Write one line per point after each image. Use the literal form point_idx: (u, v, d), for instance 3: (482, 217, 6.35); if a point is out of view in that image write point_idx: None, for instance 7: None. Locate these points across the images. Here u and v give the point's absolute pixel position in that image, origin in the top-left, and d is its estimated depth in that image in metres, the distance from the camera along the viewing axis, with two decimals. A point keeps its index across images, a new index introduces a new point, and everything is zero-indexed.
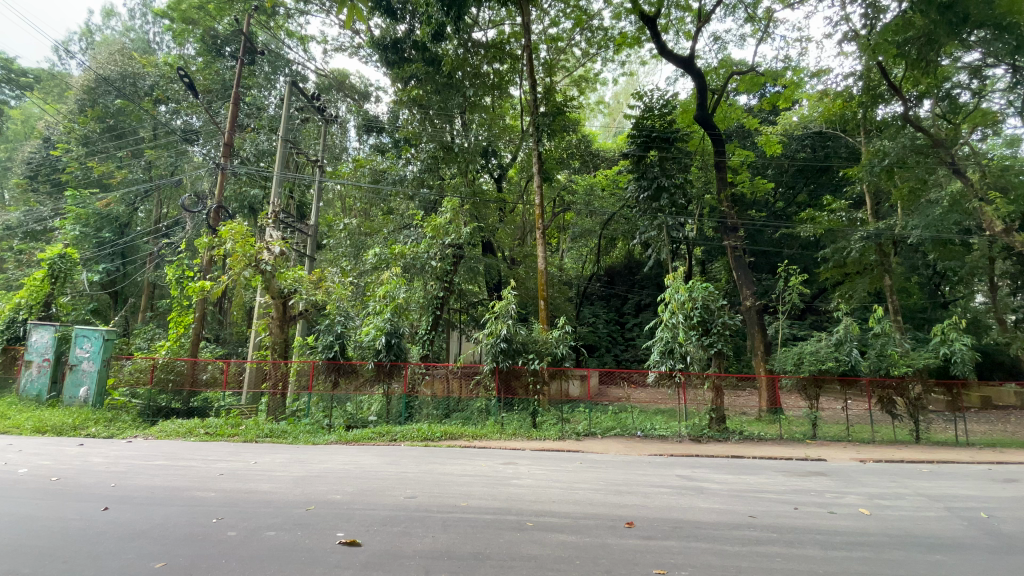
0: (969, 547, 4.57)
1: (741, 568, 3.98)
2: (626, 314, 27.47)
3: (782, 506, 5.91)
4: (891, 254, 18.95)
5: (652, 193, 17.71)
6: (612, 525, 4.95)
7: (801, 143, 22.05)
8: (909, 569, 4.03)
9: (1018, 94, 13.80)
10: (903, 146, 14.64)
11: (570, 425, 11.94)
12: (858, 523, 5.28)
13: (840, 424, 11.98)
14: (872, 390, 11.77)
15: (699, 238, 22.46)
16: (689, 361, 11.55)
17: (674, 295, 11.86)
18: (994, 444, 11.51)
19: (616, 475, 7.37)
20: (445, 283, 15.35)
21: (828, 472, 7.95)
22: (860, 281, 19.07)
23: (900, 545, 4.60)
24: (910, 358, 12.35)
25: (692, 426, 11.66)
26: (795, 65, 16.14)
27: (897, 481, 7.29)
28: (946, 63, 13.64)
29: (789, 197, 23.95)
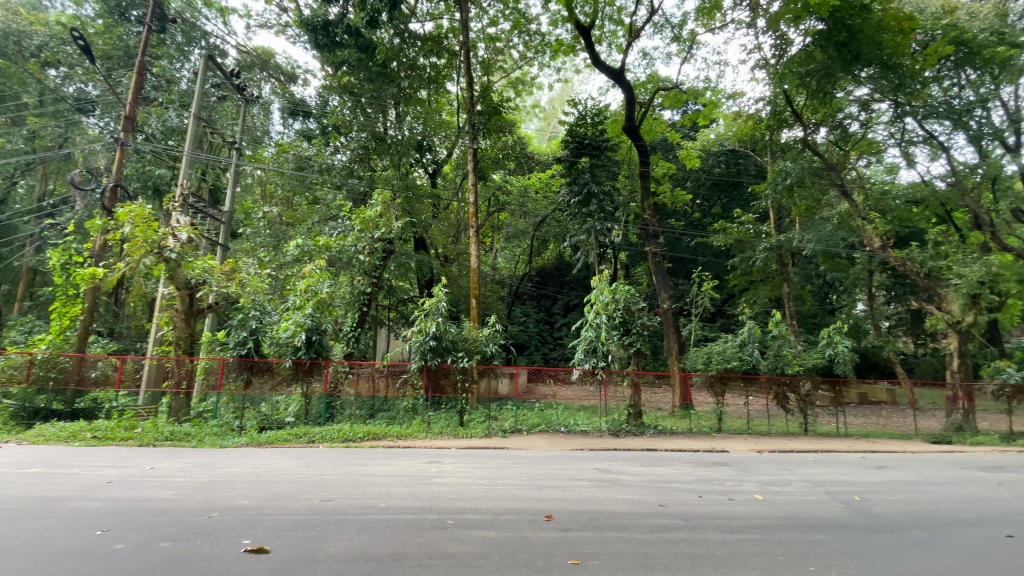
0: (841, 526, 5.17)
1: (650, 554, 4.22)
2: (555, 314, 28.23)
3: (688, 495, 6.34)
4: (790, 265, 21.00)
5: (582, 199, 18.18)
6: (531, 519, 5.07)
7: (718, 159, 23.75)
8: (793, 548, 4.47)
9: (896, 127, 15.73)
10: (802, 167, 16.24)
11: (497, 423, 12.01)
12: (753, 508, 5.78)
13: (742, 419, 12.97)
14: (770, 387, 12.90)
15: (625, 243, 23.47)
16: (611, 359, 12.15)
17: (599, 296, 12.38)
18: (867, 435, 13.07)
19: (538, 471, 7.54)
20: (374, 278, 14.86)
21: (730, 462, 8.63)
22: (763, 288, 21.21)
23: (786, 527, 5.10)
24: (799, 359, 13.90)
25: (612, 421, 12.21)
26: (714, 86, 17.39)
27: (787, 469, 8.08)
28: (840, 95, 15.34)
29: (705, 208, 25.79)
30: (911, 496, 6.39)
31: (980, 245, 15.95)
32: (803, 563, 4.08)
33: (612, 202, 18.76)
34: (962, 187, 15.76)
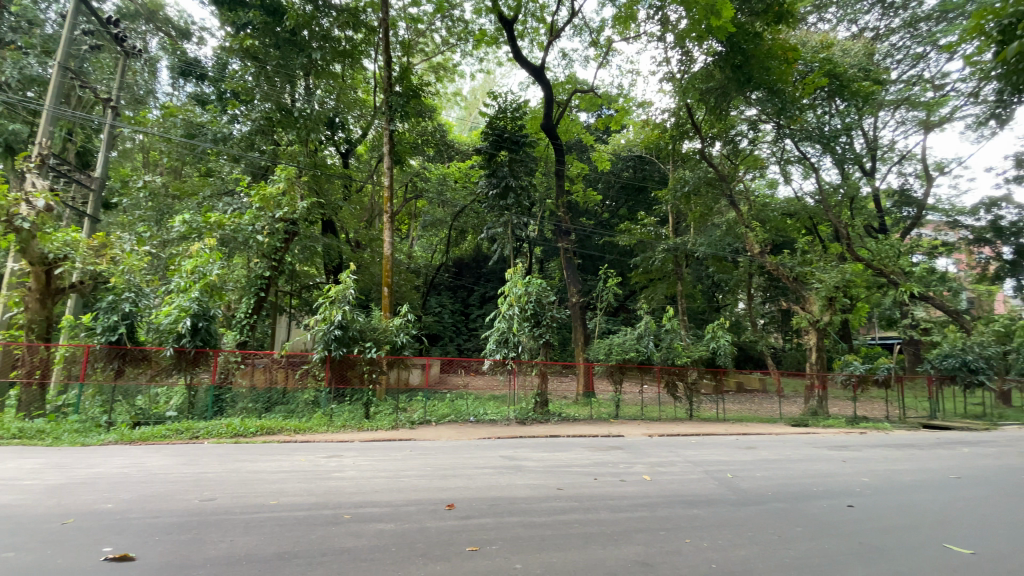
0: (713, 501, 5.78)
1: (545, 536, 4.42)
2: (470, 306, 28.27)
3: (585, 478, 6.73)
4: (685, 266, 22.89)
5: (500, 192, 18.27)
6: (433, 509, 5.08)
7: (626, 164, 25.29)
8: (672, 523, 4.92)
9: (777, 147, 17.72)
10: (699, 177, 17.77)
11: (405, 414, 11.77)
12: (641, 488, 6.27)
13: (637, 405, 13.95)
14: (662, 375, 14.06)
15: (540, 238, 24.06)
16: (521, 349, 12.63)
17: (513, 289, 12.85)
18: (742, 419, 14.66)
19: (443, 460, 7.56)
20: (274, 262, 13.96)
21: (624, 446, 9.27)
22: (660, 286, 23.03)
23: (668, 504, 5.60)
24: (689, 350, 15.09)
25: (520, 409, 12.50)
26: (626, 93, 18.34)
27: (672, 451, 8.85)
28: (734, 113, 16.91)
29: (613, 209, 27.18)
30: (771, 472, 7.32)
31: (837, 256, 18.46)
32: (680, 536, 4.52)
33: (529, 197, 19.02)
34: (826, 203, 18.11)
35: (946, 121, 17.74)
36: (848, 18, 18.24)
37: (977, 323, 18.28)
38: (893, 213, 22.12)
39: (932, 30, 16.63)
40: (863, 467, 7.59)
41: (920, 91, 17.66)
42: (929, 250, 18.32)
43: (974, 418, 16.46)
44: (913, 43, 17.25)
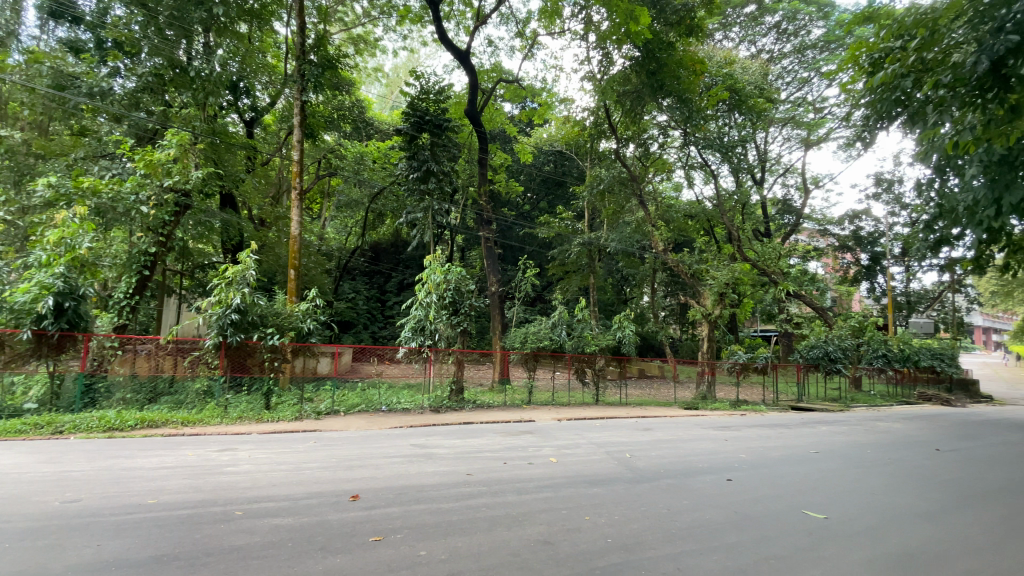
0: (612, 480, 6.18)
1: (451, 522, 4.46)
2: (387, 292, 27.47)
3: (494, 462, 6.87)
4: (598, 260, 23.99)
5: (420, 175, 17.68)
6: (336, 501, 4.92)
7: (547, 158, 25.98)
8: (574, 502, 5.19)
9: (682, 153, 19.09)
10: (614, 176, 18.66)
11: (311, 404, 11.06)
12: (548, 470, 6.53)
13: (550, 391, 14.39)
14: (573, 362, 14.65)
15: (461, 226, 23.92)
16: (437, 337, 12.58)
17: (431, 276, 12.60)
18: (642, 403, 15.77)
19: (350, 451, 7.33)
20: (161, 237, 12.64)
21: (534, 431, 9.58)
22: (575, 278, 23.85)
23: (571, 484, 5.90)
24: (597, 339, 15.95)
25: (434, 398, 12.34)
26: (550, 88, 18.63)
27: (578, 434, 9.31)
28: (648, 117, 17.88)
29: (534, 202, 27.75)
30: (665, 452, 7.96)
31: (730, 256, 20.35)
32: (581, 515, 4.77)
33: (451, 183, 18.67)
34: (723, 207, 19.89)
35: (823, 140, 20.15)
36: (749, 39, 19.94)
37: (838, 319, 21.12)
38: (777, 220, 24.76)
39: (816, 58, 18.73)
40: (741, 445, 8.51)
41: (804, 111, 19.86)
42: (805, 255, 20.77)
43: (832, 400, 18.96)
44: (801, 68, 19.32)
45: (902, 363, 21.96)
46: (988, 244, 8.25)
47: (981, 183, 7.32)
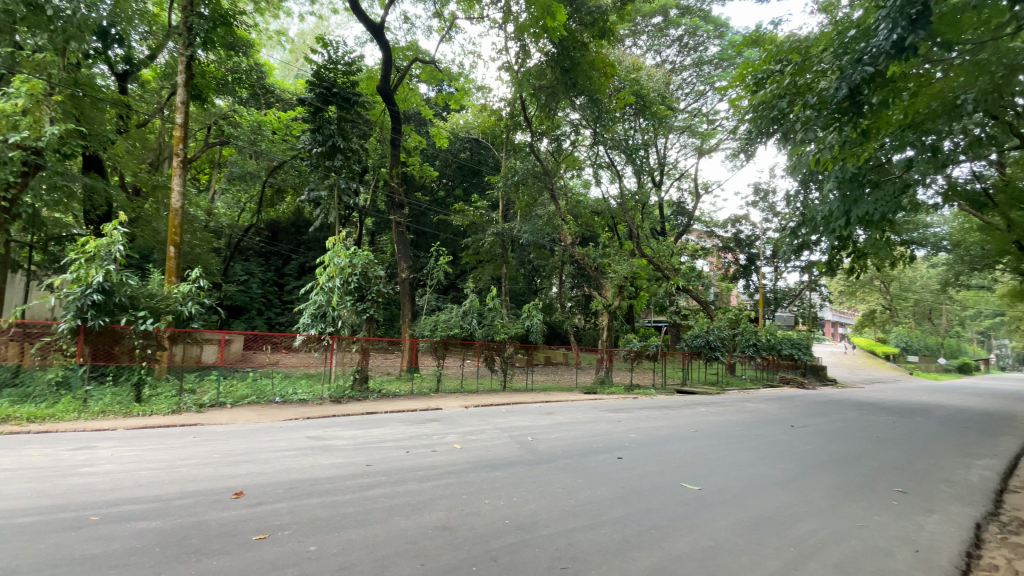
0: (514, 463, 6.36)
1: (345, 514, 4.32)
2: (286, 275, 25.69)
3: (396, 451, 6.75)
4: (511, 250, 24.40)
5: (326, 151, 16.61)
6: (216, 499, 4.55)
7: (463, 145, 25.62)
8: (474, 487, 5.25)
9: (592, 151, 19.94)
10: (528, 169, 18.79)
11: (192, 396, 10.07)
12: (450, 457, 6.55)
13: (457, 378, 14.45)
14: (482, 350, 14.73)
15: (371, 209, 23.02)
16: (340, 325, 12.02)
17: (333, 259, 11.99)
18: (546, 389, 16.37)
19: (236, 445, 6.78)
20: (5, 200, 10.84)
21: (440, 418, 9.55)
22: (487, 268, 24.45)
23: (473, 469, 5.98)
24: (507, 327, 16.20)
25: (335, 388, 11.72)
26: (467, 74, 18.42)
27: (483, 420, 9.44)
28: (562, 114, 18.42)
29: (449, 188, 27.46)
30: (564, 434, 8.34)
31: (630, 251, 21.77)
32: (480, 498, 4.86)
33: (360, 161, 17.77)
34: (625, 205, 21.17)
35: (714, 150, 22.15)
36: (654, 48, 21.19)
37: (718, 312, 23.55)
38: (672, 220, 26.84)
39: (712, 73, 20.49)
40: (633, 426, 9.17)
41: (699, 122, 21.66)
42: (695, 254, 22.75)
43: (710, 383, 21.19)
44: (698, 81, 20.97)
45: (768, 351, 25.08)
46: (840, 250, 9.61)
47: (835, 196, 8.47)
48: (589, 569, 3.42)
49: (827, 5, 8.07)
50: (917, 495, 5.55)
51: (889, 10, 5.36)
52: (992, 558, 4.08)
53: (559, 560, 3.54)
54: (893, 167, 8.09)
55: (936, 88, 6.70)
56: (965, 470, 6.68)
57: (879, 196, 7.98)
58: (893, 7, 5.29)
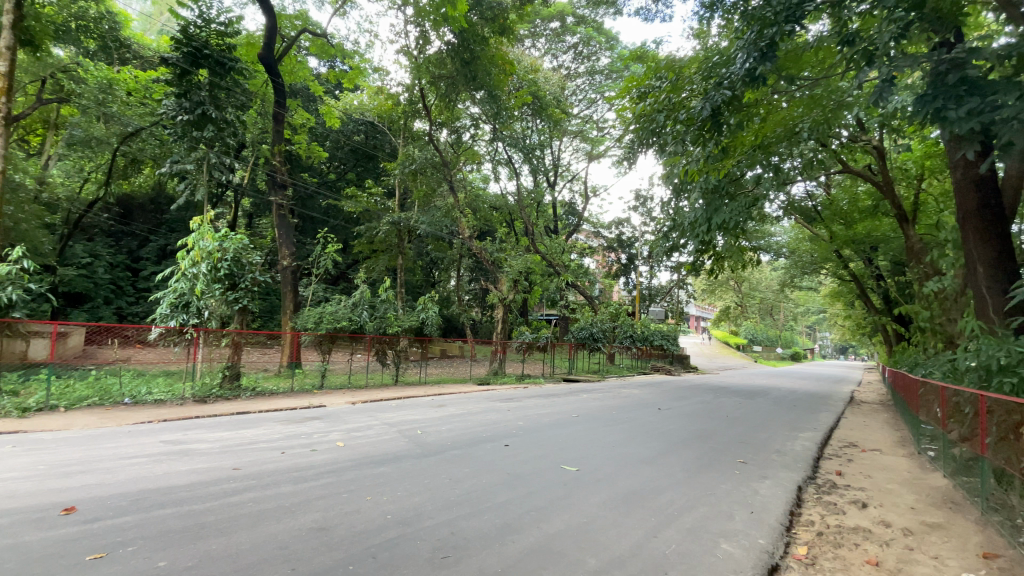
0: (400, 457, 6.25)
1: (206, 524, 3.92)
2: (142, 259, 22.52)
3: (269, 453, 6.27)
4: (407, 241, 23.84)
5: (194, 119, 14.60)
6: (36, 518, 3.86)
7: (357, 127, 24.52)
8: (357, 485, 5.07)
9: (491, 146, 20.16)
10: (426, 158, 18.50)
11: (11, 399, 8.39)
12: (332, 455, 6.24)
13: (345, 373, 13.70)
14: (372, 344, 14.16)
15: (249, 188, 21.14)
16: (207, 316, 10.89)
17: (198, 242, 10.67)
18: (439, 382, 16.28)
19: (69, 455, 5.81)
20: None
21: (322, 416, 9.04)
22: (383, 258, 23.83)
23: (357, 467, 5.76)
24: (400, 321, 15.77)
25: (199, 386, 10.48)
26: (363, 53, 17.53)
27: (370, 416, 9.13)
28: (462, 106, 18.37)
29: (340, 171, 26.27)
30: (453, 426, 8.37)
31: (525, 246, 22.42)
32: (362, 496, 4.70)
33: (236, 134, 16.01)
34: (521, 202, 21.76)
35: (602, 155, 23.62)
36: (552, 52, 21.95)
37: (602, 307, 25.30)
38: (563, 219, 28.17)
39: (602, 83, 21.83)
40: (520, 414, 9.49)
41: (590, 128, 22.92)
42: (583, 252, 24.13)
43: (593, 372, 22.72)
44: (590, 89, 22.16)
45: (643, 342, 27.55)
46: (703, 253, 10.84)
47: (701, 205, 9.53)
48: (469, 556, 3.49)
49: (700, 32, 8.97)
50: (754, 464, 6.48)
51: (746, 41, 6.17)
52: (807, 513, 4.91)
53: (440, 550, 3.57)
54: (746, 183, 9.28)
55: (781, 116, 7.81)
56: (792, 442, 7.95)
57: (733, 206, 9.14)
58: (751, 39, 6.05)
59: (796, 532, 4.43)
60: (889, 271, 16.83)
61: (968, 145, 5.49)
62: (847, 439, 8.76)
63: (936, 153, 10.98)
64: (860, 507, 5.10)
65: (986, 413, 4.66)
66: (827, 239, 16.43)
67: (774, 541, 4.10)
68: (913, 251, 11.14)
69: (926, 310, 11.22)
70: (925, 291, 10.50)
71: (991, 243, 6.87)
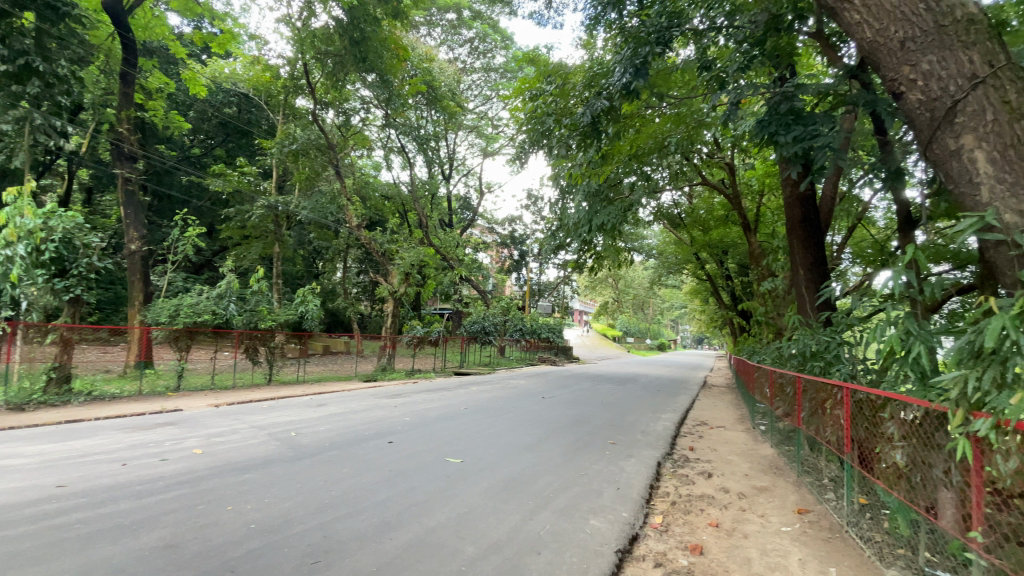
0: (270, 462, 5.80)
1: (17, 553, 3.29)
2: None
3: (107, 466, 5.42)
4: (286, 228, 22.04)
5: (12, 70, 11.77)
6: None
7: (228, 98, 22.17)
8: (217, 494, 4.60)
9: (382, 133, 19.40)
10: (309, 139, 17.24)
11: None
12: (187, 464, 5.58)
13: (207, 373, 12.40)
14: (241, 339, 12.89)
15: (87, 157, 18.05)
16: (24, 306, 9.15)
17: (14, 218, 8.73)
18: (320, 379, 15.37)
19: None
20: None
21: (178, 421, 8.04)
22: (256, 245, 21.64)
23: (219, 475, 5.22)
24: (275, 314, 14.51)
25: (15, 393, 8.75)
26: (237, 17, 15.80)
27: (237, 419, 8.31)
28: (351, 87, 17.43)
29: (207, 146, 23.55)
30: (333, 425, 7.96)
31: (418, 238, 21.96)
32: (222, 506, 4.28)
33: (71, 92, 13.43)
34: (415, 193, 21.26)
35: (496, 153, 23.99)
36: (447, 43, 21.74)
37: (494, 301, 25.74)
38: (457, 213, 28.16)
39: (497, 80, 22.14)
40: (406, 410, 9.33)
41: (485, 125, 23.12)
42: (476, 247, 24.31)
43: (484, 364, 23.08)
44: (485, 86, 22.37)
45: (531, 335, 28.55)
46: (585, 251, 11.53)
47: (584, 207, 10.13)
48: (344, 558, 3.37)
49: (587, 43, 9.50)
50: (622, 445, 7.09)
51: (624, 56, 6.69)
52: (664, 486, 5.52)
53: (311, 555, 3.40)
54: (623, 189, 10.05)
55: (652, 129, 8.60)
56: (655, 423, 8.84)
57: (610, 210, 9.87)
58: (628, 55, 6.57)
59: (654, 503, 4.95)
60: (736, 273, 19.42)
61: (793, 166, 6.43)
62: (699, 418, 9.97)
63: (773, 172, 12.87)
64: (706, 477, 5.84)
65: (800, 392, 5.61)
66: (689, 243, 18.47)
67: (634, 513, 4.54)
68: (754, 255, 12.97)
69: (762, 306, 13.15)
70: (762, 290, 12.31)
71: (809, 250, 8.27)
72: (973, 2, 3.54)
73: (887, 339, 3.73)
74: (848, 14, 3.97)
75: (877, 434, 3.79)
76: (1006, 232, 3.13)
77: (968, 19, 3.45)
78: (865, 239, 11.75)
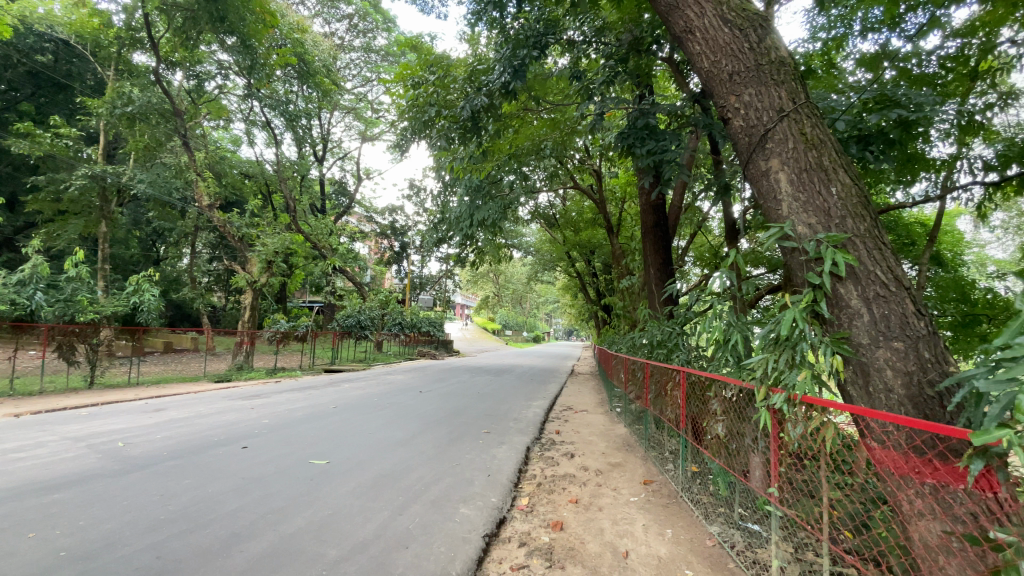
0: (90, 477, 4.92)
1: None
2: None
3: None
4: (116, 203, 18.70)
5: None
6: None
7: (38, 42, 18.16)
8: (13, 520, 3.78)
9: (244, 104, 17.43)
10: (149, 101, 14.83)
11: None
12: None
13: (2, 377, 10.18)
14: (52, 335, 10.49)
15: None
16: None
17: None
18: (160, 380, 13.38)
19: None
20: None
21: None
22: (73, 222, 18.01)
23: (16, 496, 4.30)
24: (99, 305, 12.25)
25: None
26: None
27: (43, 430, 6.87)
28: (205, 49, 15.39)
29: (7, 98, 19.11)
30: (175, 432, 7.00)
31: (285, 223, 20.15)
32: (20, 533, 3.54)
33: None
34: (282, 173, 19.45)
35: (375, 138, 22.99)
36: (323, 16, 20.21)
37: (370, 294, 24.66)
38: (331, 199, 26.37)
39: (378, 63, 21.19)
40: (267, 411, 8.55)
41: (364, 107, 22.00)
42: (352, 236, 22.99)
43: (357, 360, 21.99)
44: (364, 66, 21.26)
45: (411, 329, 27.82)
46: (465, 246, 11.60)
47: (465, 201, 10.14)
48: None
49: (470, 37, 9.52)
50: (495, 434, 7.31)
51: (504, 56, 6.85)
52: (532, 469, 5.82)
53: None
54: (502, 187, 10.29)
55: (530, 131, 8.93)
56: (526, 411, 9.24)
57: (490, 205, 10.05)
58: (506, 55, 6.75)
59: (522, 486, 5.20)
60: (603, 271, 21.05)
61: (648, 175, 7.15)
62: (566, 404, 10.64)
63: (633, 181, 14.18)
64: (570, 458, 6.28)
65: (649, 378, 6.29)
66: (562, 242, 19.57)
67: (502, 497, 4.72)
68: (616, 255, 14.18)
69: (622, 301, 14.44)
70: (622, 286, 13.53)
71: (660, 252, 9.27)
72: (784, 48, 4.27)
73: (714, 330, 4.35)
74: (691, 44, 4.56)
75: (705, 411, 4.41)
76: (798, 241, 3.78)
77: (779, 61, 4.15)
78: (706, 244, 13.52)
